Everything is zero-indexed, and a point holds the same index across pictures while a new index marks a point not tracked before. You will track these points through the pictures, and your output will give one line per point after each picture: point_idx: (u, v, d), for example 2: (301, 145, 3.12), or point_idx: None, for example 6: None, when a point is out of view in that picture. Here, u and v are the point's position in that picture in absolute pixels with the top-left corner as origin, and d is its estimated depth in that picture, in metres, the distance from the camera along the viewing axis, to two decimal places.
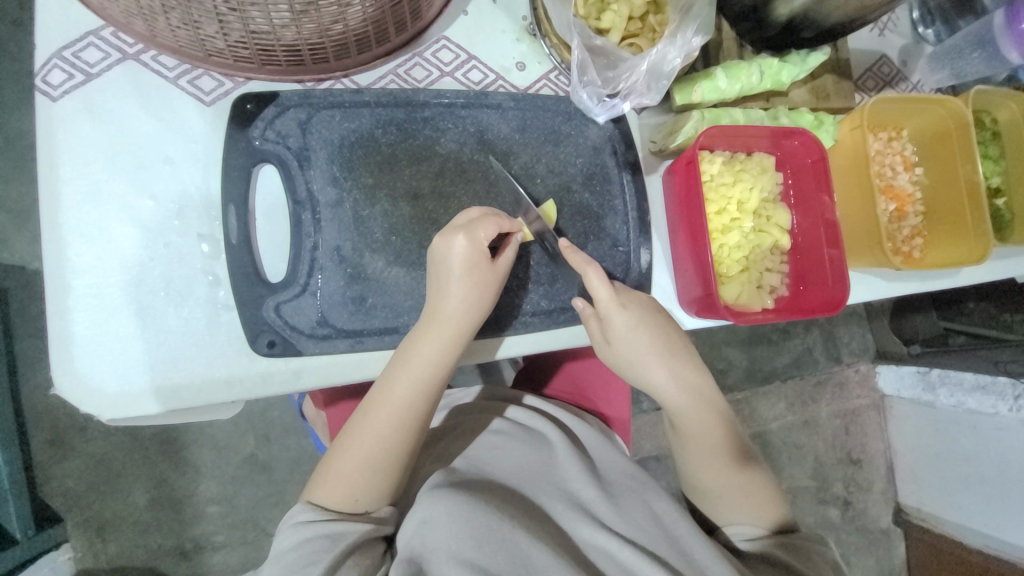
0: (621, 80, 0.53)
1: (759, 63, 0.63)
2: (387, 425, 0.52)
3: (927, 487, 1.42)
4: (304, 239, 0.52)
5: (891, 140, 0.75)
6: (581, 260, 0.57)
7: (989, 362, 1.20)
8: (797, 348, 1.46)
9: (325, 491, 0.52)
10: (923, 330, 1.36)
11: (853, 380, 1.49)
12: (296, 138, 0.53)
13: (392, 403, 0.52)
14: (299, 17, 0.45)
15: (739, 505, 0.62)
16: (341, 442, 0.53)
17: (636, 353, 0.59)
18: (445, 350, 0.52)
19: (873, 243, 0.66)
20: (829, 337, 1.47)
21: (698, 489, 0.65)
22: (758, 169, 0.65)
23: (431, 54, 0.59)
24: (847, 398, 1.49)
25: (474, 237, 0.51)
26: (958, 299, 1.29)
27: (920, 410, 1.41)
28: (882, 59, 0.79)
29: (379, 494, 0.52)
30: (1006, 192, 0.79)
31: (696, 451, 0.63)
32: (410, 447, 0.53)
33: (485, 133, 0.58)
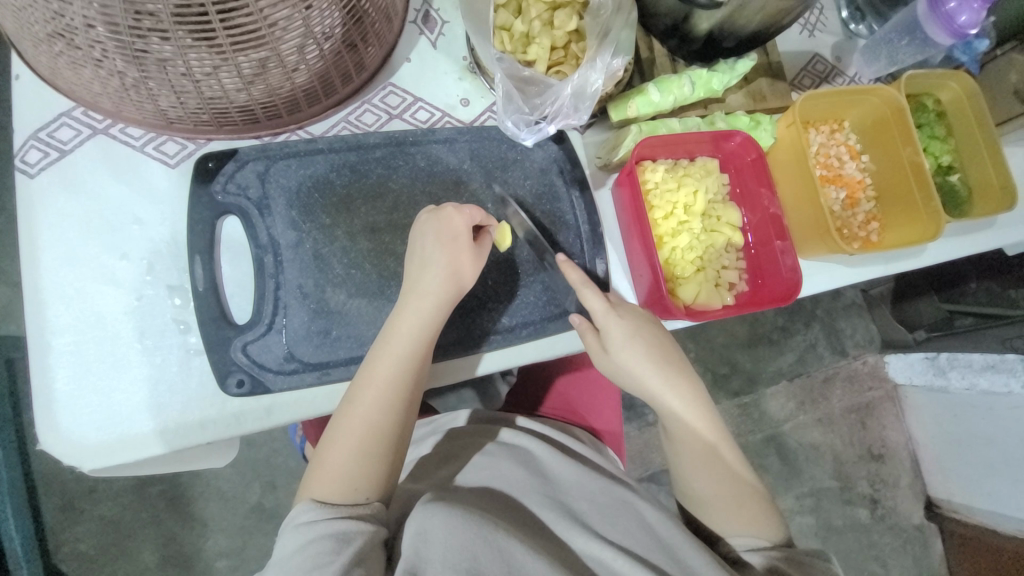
0: (546, 106, 0.57)
1: (689, 74, 0.66)
2: (376, 407, 0.52)
3: (953, 477, 1.38)
4: (267, 280, 0.55)
5: (833, 132, 0.78)
6: (579, 278, 0.60)
7: (997, 342, 1.19)
8: (798, 344, 1.45)
9: (321, 486, 0.51)
10: (927, 315, 1.30)
11: (863, 372, 1.47)
12: (256, 189, 0.57)
13: (378, 384, 0.53)
14: (249, 80, 0.50)
15: (736, 517, 0.61)
16: (332, 431, 0.53)
17: (633, 363, 0.61)
18: (429, 323, 0.54)
19: (822, 232, 0.68)
20: (830, 330, 1.46)
21: (695, 502, 0.64)
22: (702, 172, 0.67)
23: (379, 100, 0.64)
24: (857, 391, 1.46)
25: (462, 211, 0.56)
26: (959, 280, 1.23)
27: (934, 396, 1.38)
28: (816, 58, 0.83)
29: (377, 480, 0.52)
30: (958, 168, 0.81)
31: (694, 460, 0.63)
32: (401, 429, 0.54)
33: (435, 166, 0.62)
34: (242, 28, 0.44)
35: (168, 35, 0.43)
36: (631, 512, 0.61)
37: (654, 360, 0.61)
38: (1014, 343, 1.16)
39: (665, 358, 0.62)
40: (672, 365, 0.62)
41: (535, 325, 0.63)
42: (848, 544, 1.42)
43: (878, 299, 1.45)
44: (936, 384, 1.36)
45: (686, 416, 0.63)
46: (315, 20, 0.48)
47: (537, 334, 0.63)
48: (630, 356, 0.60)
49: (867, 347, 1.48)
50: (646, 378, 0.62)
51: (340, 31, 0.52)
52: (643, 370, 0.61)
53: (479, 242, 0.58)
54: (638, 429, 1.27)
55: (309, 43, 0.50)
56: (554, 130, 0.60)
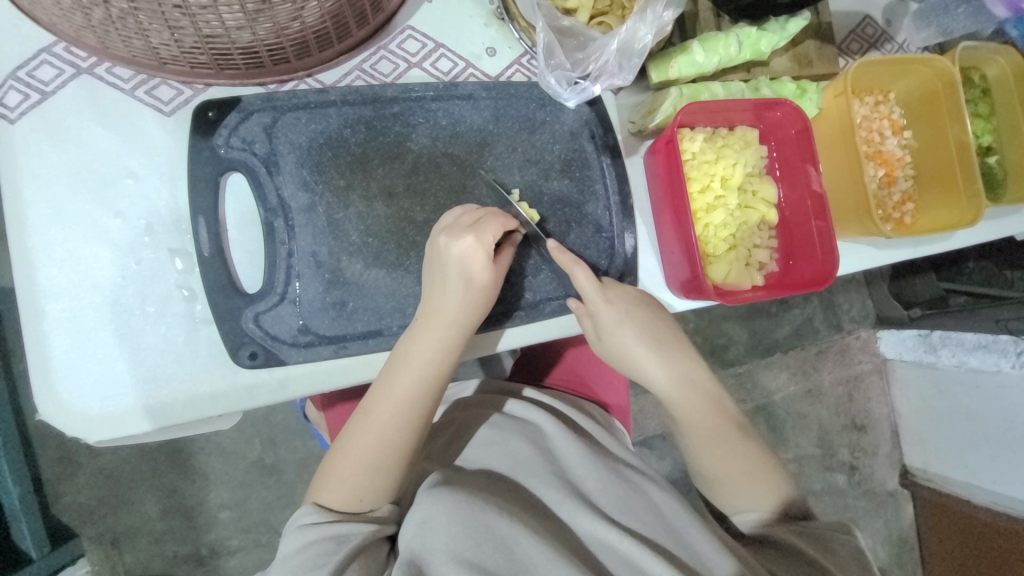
0: (591, 62, 0.52)
1: (737, 33, 0.61)
2: (389, 423, 0.52)
3: (932, 449, 1.42)
4: (279, 246, 0.51)
5: (878, 104, 0.73)
6: (570, 260, 0.56)
7: (990, 320, 1.22)
8: (798, 318, 1.45)
9: (329, 493, 0.52)
10: (923, 292, 1.32)
11: (856, 347, 1.48)
12: (262, 144, 0.51)
13: (390, 404, 0.52)
14: (253, 18, 0.43)
15: (742, 491, 0.61)
16: (344, 441, 0.53)
17: (628, 346, 0.60)
18: (445, 343, 0.51)
19: (863, 212, 0.65)
20: (829, 305, 1.46)
21: (707, 482, 0.64)
22: (741, 144, 0.63)
23: (396, 47, 0.57)
24: (850, 365, 1.49)
25: (482, 237, 0.50)
26: (959, 258, 1.27)
27: (922, 372, 1.41)
28: (866, 20, 0.76)
29: (383, 493, 0.52)
30: (998, 149, 0.78)
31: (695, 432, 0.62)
32: (411, 448, 0.53)
33: (457, 125, 0.57)
34: None
35: None
36: (638, 494, 0.60)
37: (651, 344, 0.60)
38: (1009, 325, 1.18)
39: (663, 343, 0.61)
40: (668, 345, 0.61)
41: (561, 302, 0.61)
42: (827, 508, 1.49)
43: (878, 275, 1.44)
44: (925, 360, 1.38)
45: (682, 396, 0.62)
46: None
47: (561, 311, 0.61)
48: (625, 342, 0.59)
49: (863, 323, 1.48)
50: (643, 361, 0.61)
51: None
52: (641, 354, 0.60)
53: (497, 261, 0.53)
54: (634, 396, 1.30)
55: None
56: (598, 90, 0.55)
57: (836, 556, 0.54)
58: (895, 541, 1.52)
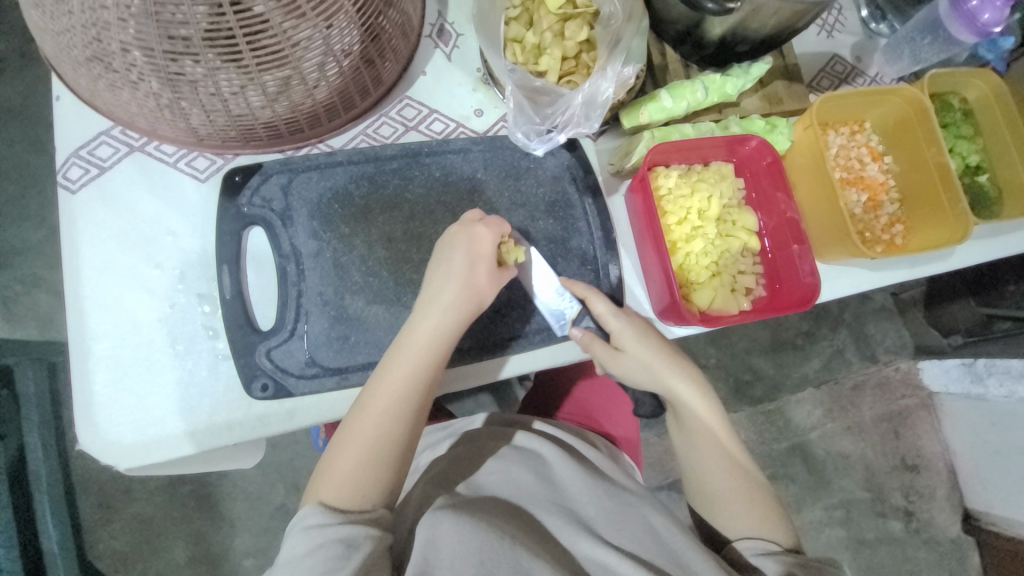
0: (558, 115, 0.59)
1: (702, 80, 0.67)
2: (386, 411, 0.53)
3: (992, 489, 1.31)
4: (291, 288, 0.57)
5: (854, 133, 0.76)
6: (584, 289, 0.62)
7: None
8: (826, 351, 1.41)
9: (329, 490, 0.51)
10: (964, 319, 1.24)
11: (896, 379, 1.42)
12: (279, 201, 0.59)
13: (390, 391, 0.54)
14: (274, 98, 0.52)
15: (741, 510, 0.61)
16: (342, 435, 0.54)
17: (645, 364, 0.62)
18: (444, 334, 0.55)
19: (843, 236, 0.67)
20: (859, 336, 1.42)
21: (705, 499, 0.64)
22: (717, 177, 0.68)
23: (396, 113, 0.66)
24: (890, 399, 1.42)
25: (492, 229, 0.58)
26: (998, 282, 1.15)
27: (971, 403, 1.32)
28: (835, 58, 0.81)
29: (382, 488, 0.52)
30: (987, 168, 0.79)
31: (702, 447, 0.64)
32: (406, 438, 0.54)
33: (450, 176, 0.64)
34: (267, 48, 0.47)
35: (199, 57, 0.46)
36: (639, 519, 0.60)
37: (669, 363, 0.62)
38: None
39: (677, 362, 0.63)
40: (683, 365, 0.64)
41: (551, 331, 0.64)
42: (881, 559, 1.37)
43: (909, 302, 1.40)
44: (973, 391, 1.30)
45: (697, 411, 0.64)
46: (340, 39, 0.51)
47: (551, 340, 0.64)
48: (642, 359, 0.62)
49: (900, 353, 1.43)
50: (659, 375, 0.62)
51: (359, 48, 0.54)
52: (657, 372, 0.62)
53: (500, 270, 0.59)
54: (658, 436, 1.28)
55: (330, 61, 0.52)
56: (564, 139, 0.62)
57: None
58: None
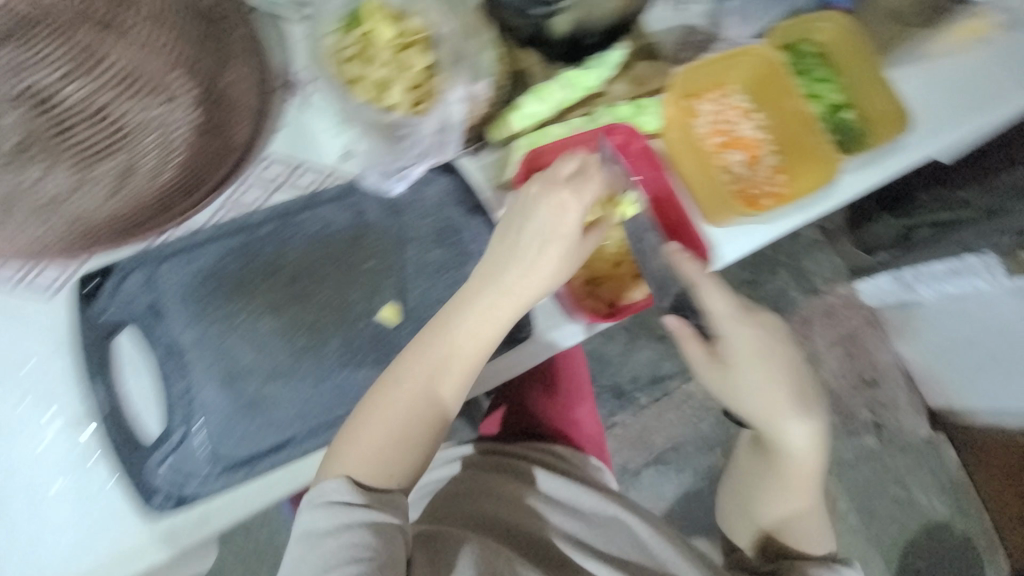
0: (410, 146, 0.59)
1: (561, 79, 0.68)
2: (456, 374, 0.56)
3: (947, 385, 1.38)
4: (176, 387, 0.53)
5: (721, 97, 0.78)
6: (698, 269, 0.61)
7: (957, 245, 1.10)
8: (773, 291, 1.47)
9: (357, 467, 0.52)
10: (886, 235, 1.32)
11: (840, 305, 1.49)
12: (144, 298, 0.55)
13: (464, 353, 0.56)
14: (124, 177, 0.51)
15: (787, 531, 0.70)
16: (384, 416, 0.54)
17: (761, 396, 0.63)
18: (501, 317, 0.57)
19: (727, 199, 0.69)
20: (799, 272, 1.48)
21: (750, 509, 0.74)
22: (598, 169, 0.68)
23: (259, 175, 0.62)
24: (840, 324, 1.49)
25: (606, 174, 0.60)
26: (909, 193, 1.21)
27: (910, 311, 1.38)
28: (689, 29, 0.83)
29: (409, 466, 0.55)
30: (851, 103, 0.82)
31: (777, 479, 0.70)
32: (427, 416, 0.56)
33: (328, 229, 0.61)
34: (98, 123, 0.48)
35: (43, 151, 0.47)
36: None
37: (788, 390, 0.63)
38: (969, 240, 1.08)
39: (802, 395, 0.64)
40: (801, 399, 0.64)
41: None
42: (864, 475, 1.44)
43: (838, 231, 1.49)
44: (907, 298, 1.35)
45: (802, 445, 0.66)
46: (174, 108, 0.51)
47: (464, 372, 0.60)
48: (748, 383, 0.63)
49: (837, 278, 1.49)
50: (758, 397, 0.63)
51: (197, 115, 0.53)
52: (768, 400, 0.63)
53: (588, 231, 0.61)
54: None
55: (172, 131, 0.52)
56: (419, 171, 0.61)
57: None
58: (948, 489, 1.45)
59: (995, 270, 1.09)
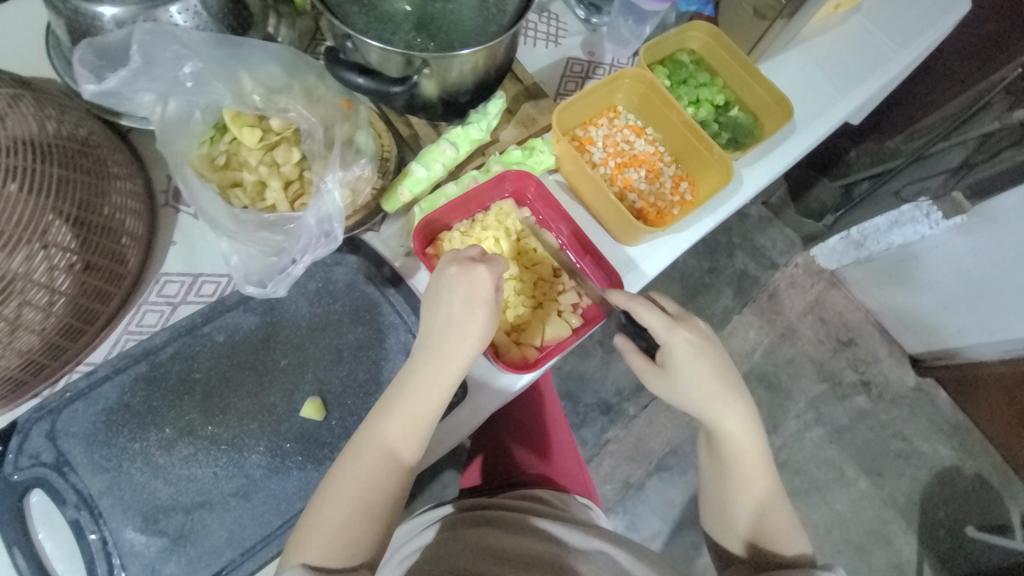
0: (297, 240, 0.57)
1: (446, 138, 0.68)
2: (407, 440, 0.54)
3: (920, 329, 1.40)
4: (91, 540, 0.51)
5: (612, 120, 0.81)
6: (625, 297, 0.63)
7: (892, 196, 1.25)
8: (732, 275, 1.48)
9: (314, 551, 0.50)
10: (828, 198, 1.40)
11: (800, 275, 1.51)
12: (49, 451, 0.53)
13: (414, 413, 0.54)
14: (16, 331, 0.49)
15: (764, 537, 0.64)
16: (340, 486, 0.52)
17: (697, 389, 0.63)
18: (442, 382, 0.55)
19: (629, 222, 0.70)
20: (754, 250, 1.50)
21: (724, 521, 0.67)
22: (500, 218, 0.69)
23: (156, 296, 0.61)
24: (805, 292, 1.50)
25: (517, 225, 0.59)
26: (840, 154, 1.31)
27: (866, 268, 1.40)
28: (570, 61, 0.86)
29: (371, 541, 0.52)
30: (734, 101, 0.86)
31: (735, 479, 0.65)
32: (390, 487, 0.53)
33: (237, 334, 0.60)
34: None
35: None
36: None
37: (719, 380, 0.63)
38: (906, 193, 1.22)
39: (731, 383, 0.64)
40: (733, 383, 0.64)
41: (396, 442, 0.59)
42: (865, 436, 1.43)
43: (781, 205, 1.51)
44: (861, 257, 1.38)
45: (738, 431, 0.64)
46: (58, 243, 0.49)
47: None
48: (690, 376, 0.62)
49: (793, 250, 1.51)
50: (699, 399, 0.63)
51: (79, 254, 0.52)
52: (706, 395, 0.63)
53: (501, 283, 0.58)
54: None
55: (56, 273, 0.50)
56: (304, 267, 0.58)
57: None
58: (948, 430, 1.45)
59: (932, 214, 1.16)
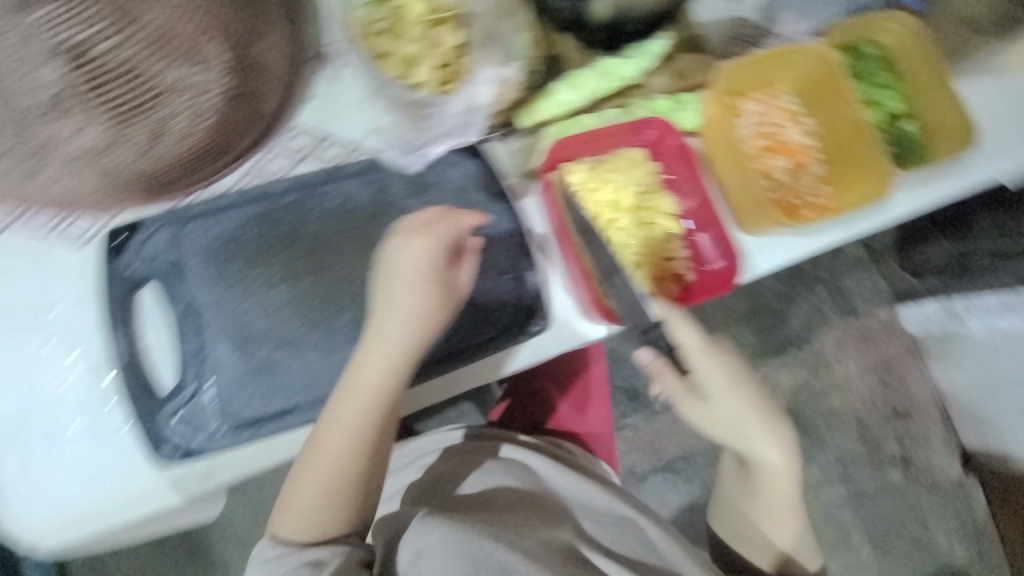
0: (434, 122, 0.61)
1: (598, 66, 0.64)
2: (343, 444, 0.54)
3: (987, 427, 1.26)
4: (188, 346, 0.55)
5: (770, 98, 0.74)
6: (658, 284, 0.64)
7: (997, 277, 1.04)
8: (805, 309, 1.39)
9: (290, 525, 0.56)
10: (937, 261, 1.20)
11: (878, 330, 1.40)
12: (168, 255, 0.57)
13: (340, 425, 0.54)
14: (155, 142, 0.49)
15: (773, 531, 0.76)
16: (298, 467, 0.56)
17: (709, 379, 0.72)
18: (396, 369, 0.55)
19: (764, 208, 0.65)
20: (835, 290, 1.39)
21: (745, 525, 0.78)
22: (629, 164, 0.67)
23: (284, 144, 0.63)
24: (876, 349, 1.40)
25: (433, 238, 0.55)
26: (970, 216, 1.10)
27: (953, 342, 1.24)
28: (736, 22, 0.77)
29: (342, 521, 0.56)
30: (910, 114, 0.76)
31: (762, 498, 0.76)
32: (361, 477, 0.56)
33: (349, 203, 0.62)
34: (125, 91, 0.44)
35: (65, 114, 0.44)
36: None
37: (733, 385, 0.73)
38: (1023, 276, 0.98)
39: (767, 414, 0.73)
40: (769, 421, 0.73)
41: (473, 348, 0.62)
42: (886, 508, 1.37)
43: (884, 251, 1.39)
44: (952, 328, 1.21)
45: (774, 458, 0.73)
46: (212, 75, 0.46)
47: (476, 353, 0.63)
48: (730, 406, 0.72)
49: (877, 302, 1.40)
50: (727, 403, 0.72)
51: (232, 81, 0.50)
52: (720, 387, 0.72)
53: (455, 275, 0.57)
54: None
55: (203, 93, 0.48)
56: (443, 147, 0.63)
57: None
58: (973, 535, 1.36)
59: None
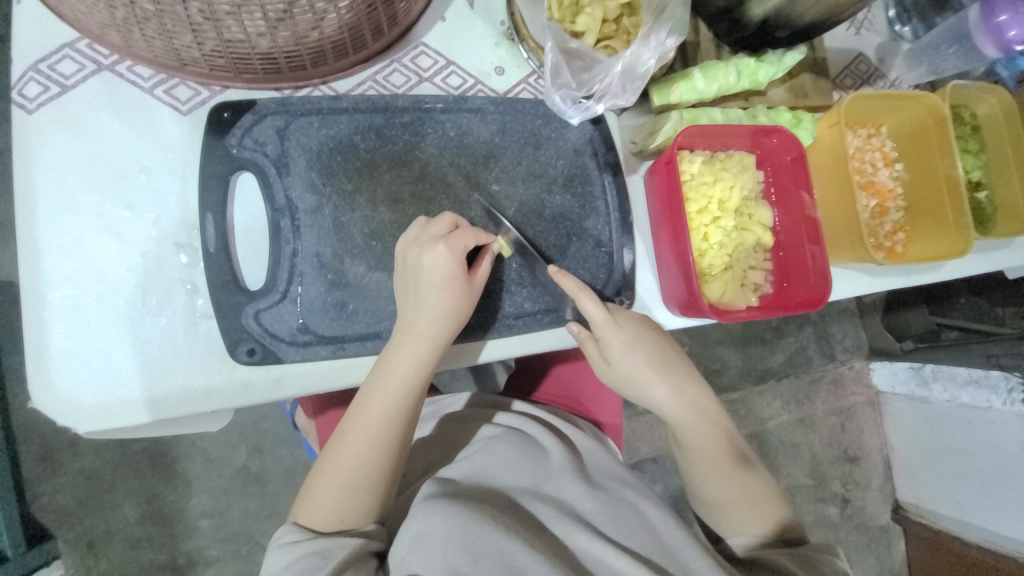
0: (596, 81, 0.54)
1: (737, 63, 0.63)
2: (379, 424, 0.52)
3: (925, 483, 1.35)
4: (283, 247, 0.52)
5: (871, 137, 0.75)
6: (573, 285, 0.57)
7: (982, 356, 1.12)
8: (790, 346, 1.40)
9: (308, 512, 0.52)
10: (915, 324, 1.26)
11: (848, 377, 1.43)
12: (274, 145, 0.53)
13: (381, 402, 0.52)
14: (274, 25, 0.44)
15: (745, 516, 0.61)
16: (330, 452, 0.53)
17: (635, 369, 0.59)
18: (424, 366, 0.52)
19: (855, 239, 0.67)
20: (822, 334, 1.41)
21: (703, 501, 0.64)
22: (739, 168, 0.65)
23: (409, 60, 0.59)
24: (841, 395, 1.42)
25: (452, 247, 0.51)
26: (949, 293, 1.20)
27: (913, 405, 1.35)
28: (860, 57, 0.79)
29: (365, 510, 0.52)
30: (987, 184, 0.79)
31: (702, 465, 0.62)
32: (390, 464, 0.53)
33: (465, 137, 0.59)
34: None
35: None
36: (637, 516, 0.60)
37: (657, 370, 0.60)
38: (999, 361, 1.08)
39: (669, 365, 0.61)
40: (673, 369, 0.61)
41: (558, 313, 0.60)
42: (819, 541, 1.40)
43: (872, 307, 1.40)
44: (918, 394, 1.32)
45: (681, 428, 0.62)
46: None
47: (557, 323, 0.61)
48: (630, 366, 0.59)
49: (855, 353, 1.43)
50: (649, 388, 0.61)
51: None
52: (647, 378, 0.60)
53: (474, 274, 0.54)
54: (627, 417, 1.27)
55: None
56: (602, 109, 0.57)
57: (819, 572, 0.54)
58: None
59: (1013, 391, 1.11)
